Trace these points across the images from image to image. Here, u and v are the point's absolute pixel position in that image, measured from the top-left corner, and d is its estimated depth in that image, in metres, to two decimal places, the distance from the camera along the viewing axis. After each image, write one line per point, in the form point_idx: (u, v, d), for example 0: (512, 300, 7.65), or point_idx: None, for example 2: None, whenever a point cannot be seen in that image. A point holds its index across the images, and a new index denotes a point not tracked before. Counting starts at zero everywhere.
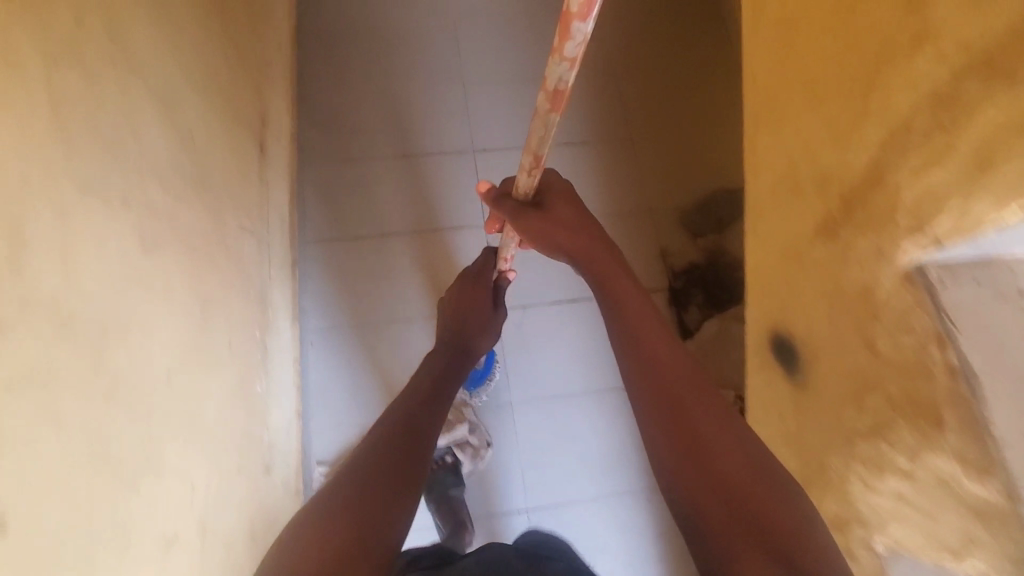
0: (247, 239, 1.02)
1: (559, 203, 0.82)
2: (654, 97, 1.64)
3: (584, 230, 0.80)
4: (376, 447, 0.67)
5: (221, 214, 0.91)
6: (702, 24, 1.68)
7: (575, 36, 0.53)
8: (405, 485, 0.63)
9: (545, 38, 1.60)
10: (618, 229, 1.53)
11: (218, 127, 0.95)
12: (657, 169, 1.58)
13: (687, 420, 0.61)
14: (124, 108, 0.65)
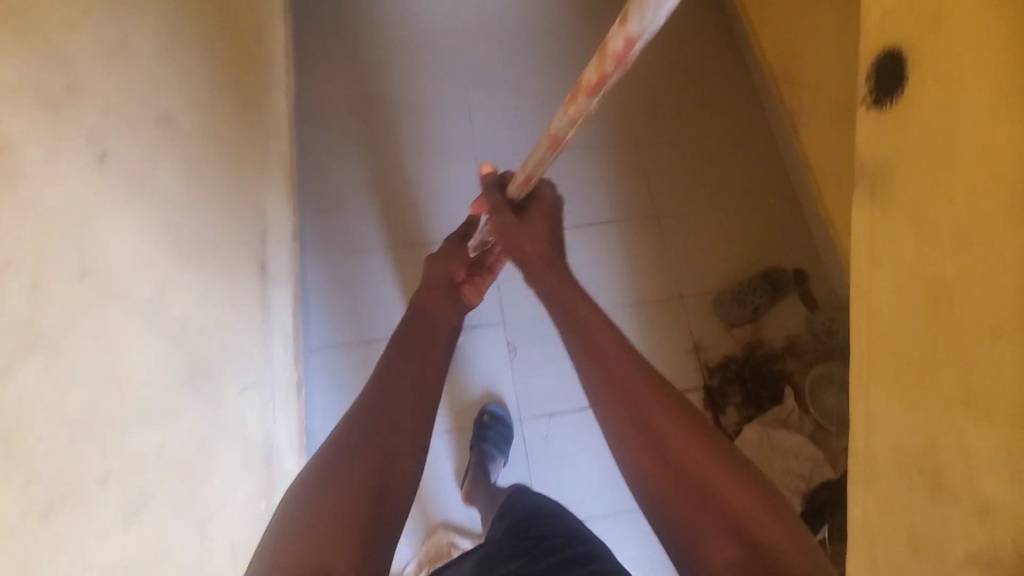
0: (248, 387, 0.93)
1: (533, 214, 0.84)
2: (676, 169, 1.55)
3: (547, 236, 0.83)
4: (363, 431, 0.57)
5: (219, 378, 0.82)
6: (734, 89, 1.60)
7: (580, 105, 0.63)
8: (394, 482, 0.55)
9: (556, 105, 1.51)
10: (647, 321, 1.42)
11: (216, 271, 0.87)
12: (686, 250, 1.49)
13: (645, 412, 0.61)
14: (99, 336, 0.55)
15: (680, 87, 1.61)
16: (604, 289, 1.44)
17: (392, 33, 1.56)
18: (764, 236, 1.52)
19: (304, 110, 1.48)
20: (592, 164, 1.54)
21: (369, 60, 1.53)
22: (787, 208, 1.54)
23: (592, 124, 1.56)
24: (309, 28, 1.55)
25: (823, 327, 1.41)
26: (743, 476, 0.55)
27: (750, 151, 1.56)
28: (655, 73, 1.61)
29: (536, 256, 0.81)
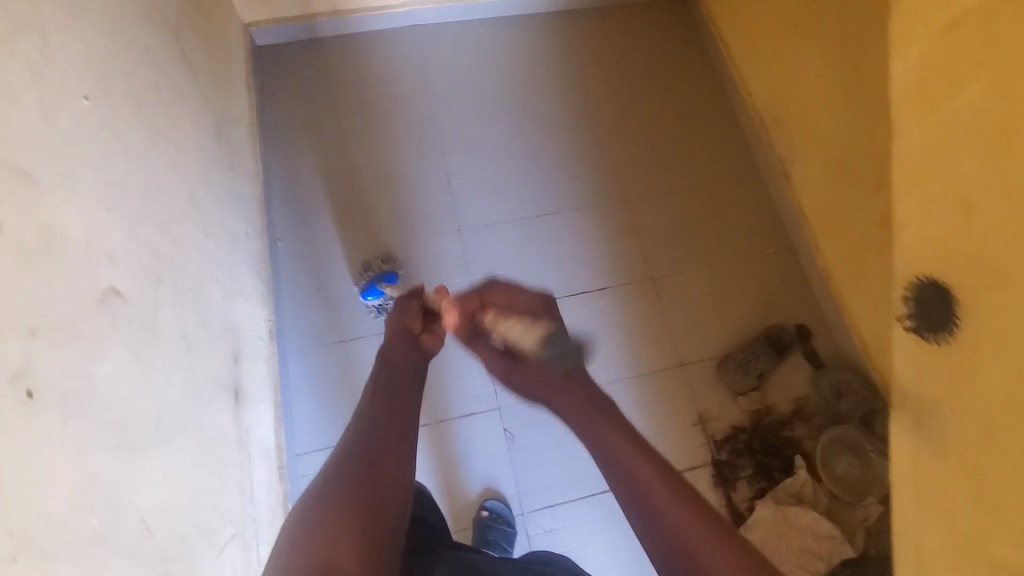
0: (231, 532, 0.87)
1: (505, 297, 0.75)
2: (668, 223, 1.50)
3: (535, 322, 0.72)
4: (342, 475, 0.58)
5: (196, 541, 0.77)
6: (722, 138, 1.56)
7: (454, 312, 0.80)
8: (379, 517, 0.55)
9: (538, 170, 1.52)
10: (649, 394, 1.35)
11: (191, 418, 0.82)
12: (684, 313, 1.43)
13: (649, 497, 0.57)
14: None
15: (666, 138, 1.56)
16: (602, 363, 1.37)
17: (366, 107, 1.55)
18: (764, 292, 1.47)
19: (280, 192, 1.46)
20: (582, 227, 1.48)
21: (343, 136, 1.52)
22: (785, 262, 1.50)
23: (577, 185, 1.52)
24: (280, 107, 1.53)
25: (833, 390, 1.34)
26: (729, 539, 0.54)
27: (744, 203, 1.52)
28: (639, 126, 1.57)
29: (519, 338, 0.71)
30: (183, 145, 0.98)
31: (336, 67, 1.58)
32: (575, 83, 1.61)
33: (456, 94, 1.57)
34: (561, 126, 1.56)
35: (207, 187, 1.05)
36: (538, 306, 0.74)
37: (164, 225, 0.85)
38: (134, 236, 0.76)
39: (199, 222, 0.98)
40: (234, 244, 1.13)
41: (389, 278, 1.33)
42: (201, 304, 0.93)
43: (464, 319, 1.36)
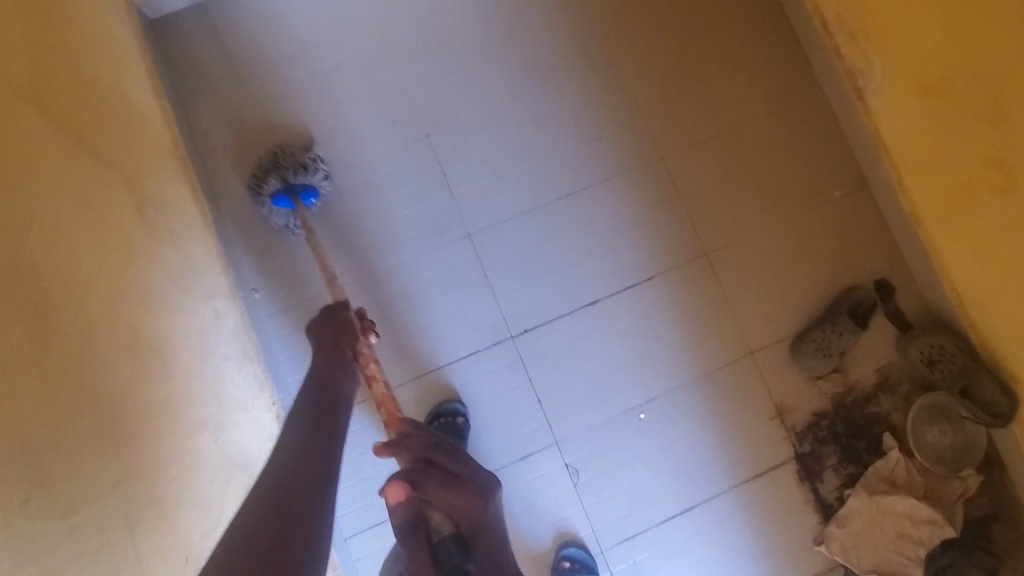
0: None
1: (447, 463, 0.84)
2: (717, 178, 1.23)
3: (466, 497, 0.82)
4: (293, 440, 0.73)
5: None
6: (775, 54, 1.24)
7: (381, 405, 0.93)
8: (301, 506, 0.62)
9: (548, 135, 1.21)
10: (719, 395, 1.19)
11: None
12: (749, 289, 1.21)
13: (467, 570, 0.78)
14: None
15: (701, 66, 1.24)
16: (662, 368, 1.18)
17: (315, 84, 1.19)
18: (837, 246, 1.23)
19: (235, 222, 1.15)
20: (616, 202, 1.21)
21: (296, 130, 1.18)
22: (860, 203, 1.24)
23: (602, 147, 1.22)
24: (205, 104, 1.17)
25: (924, 357, 1.17)
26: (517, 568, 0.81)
27: (806, 138, 1.24)
28: (666, 53, 1.23)
29: (447, 502, 0.81)
30: (98, 263, 0.71)
31: (263, 32, 1.19)
32: (576, 3, 1.23)
33: (428, 45, 1.21)
34: (568, 69, 1.22)
35: (150, 299, 0.80)
36: (472, 482, 0.83)
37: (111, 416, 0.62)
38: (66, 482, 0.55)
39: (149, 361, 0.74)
40: (202, 344, 0.89)
41: (304, 195, 1.11)
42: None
43: (499, 347, 1.17)
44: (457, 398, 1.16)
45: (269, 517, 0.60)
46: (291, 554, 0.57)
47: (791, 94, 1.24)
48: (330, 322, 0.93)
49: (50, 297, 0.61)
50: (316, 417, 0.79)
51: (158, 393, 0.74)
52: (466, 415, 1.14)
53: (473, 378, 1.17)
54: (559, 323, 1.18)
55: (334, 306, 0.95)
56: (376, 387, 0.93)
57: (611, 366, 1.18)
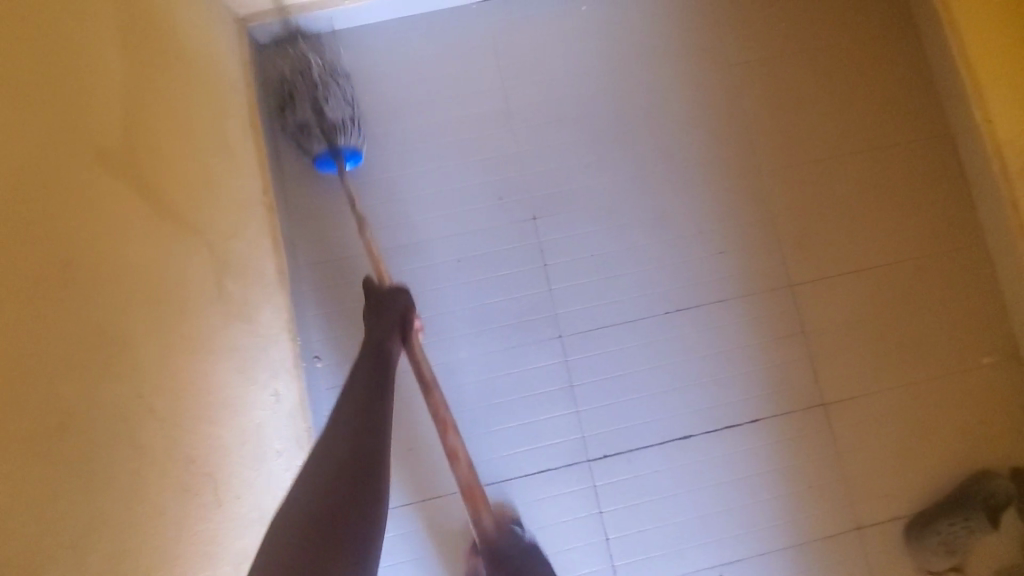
0: None
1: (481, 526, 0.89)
2: (847, 317, 1.08)
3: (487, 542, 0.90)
4: (349, 410, 0.75)
5: None
6: (930, 192, 1.11)
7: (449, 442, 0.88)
8: (363, 458, 0.69)
9: (661, 238, 1.09)
10: (812, 570, 1.03)
11: None
12: (864, 453, 1.06)
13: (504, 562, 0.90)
14: None
15: (844, 191, 1.11)
16: (751, 526, 1.03)
17: (423, 142, 1.10)
18: (974, 422, 1.07)
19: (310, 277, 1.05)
20: (728, 327, 1.08)
21: (393, 188, 1.09)
22: (1008, 376, 1.07)
23: (722, 261, 1.09)
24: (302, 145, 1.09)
25: None
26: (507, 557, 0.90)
27: (954, 291, 1.09)
28: (807, 171, 1.12)
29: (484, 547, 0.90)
30: (188, 352, 0.64)
31: (378, 79, 1.11)
32: (716, 100, 1.13)
33: (548, 119, 1.11)
34: (697, 170, 1.11)
35: (216, 394, 0.68)
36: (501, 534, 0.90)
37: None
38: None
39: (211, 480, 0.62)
40: (263, 443, 0.77)
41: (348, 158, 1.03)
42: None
43: (571, 469, 1.03)
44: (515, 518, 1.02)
45: (336, 491, 0.65)
46: (366, 478, 0.67)
47: (942, 239, 1.10)
48: (389, 309, 0.88)
49: (82, 434, 0.48)
50: (366, 386, 0.79)
51: (202, 530, 0.60)
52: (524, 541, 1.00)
53: (536, 500, 1.03)
54: (643, 454, 1.04)
55: (390, 289, 0.89)
56: (421, 365, 0.88)
57: (694, 514, 1.03)
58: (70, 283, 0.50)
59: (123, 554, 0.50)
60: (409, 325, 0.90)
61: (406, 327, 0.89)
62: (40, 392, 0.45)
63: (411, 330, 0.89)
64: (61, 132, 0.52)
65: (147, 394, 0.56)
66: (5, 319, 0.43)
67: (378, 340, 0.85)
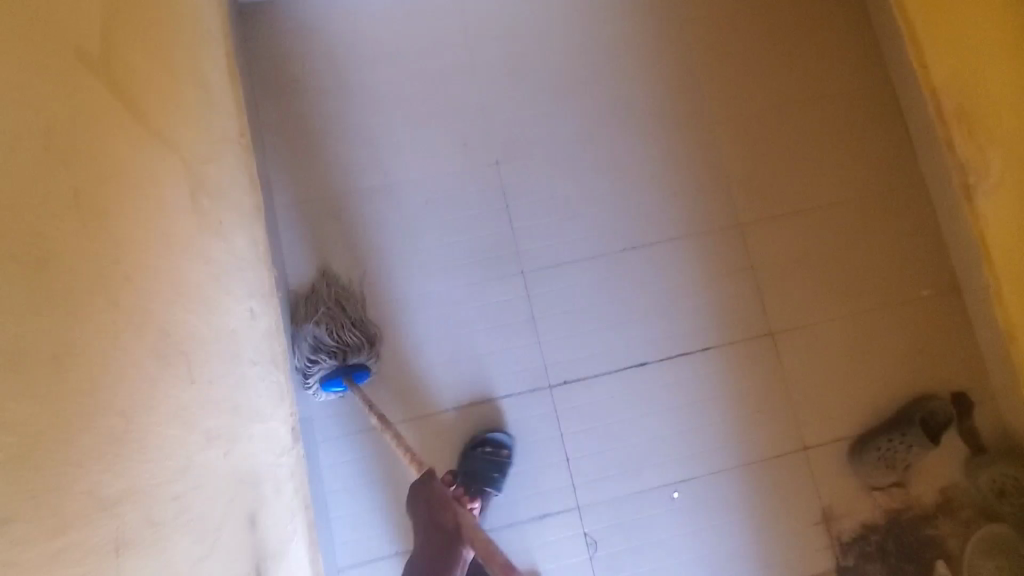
0: None
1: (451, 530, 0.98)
2: (793, 254, 1.16)
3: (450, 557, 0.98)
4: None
5: None
6: (871, 136, 1.19)
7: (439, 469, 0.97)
8: None
9: (618, 181, 1.16)
10: (762, 489, 1.09)
11: None
12: (811, 378, 1.13)
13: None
14: None
15: (790, 136, 1.18)
16: (705, 447, 1.10)
17: (394, 93, 1.17)
18: (913, 348, 1.15)
19: (289, 220, 1.13)
20: (680, 264, 1.15)
21: (366, 136, 1.16)
22: (942, 305, 1.16)
23: (675, 202, 1.16)
24: (279, 99, 1.17)
25: (993, 486, 1.06)
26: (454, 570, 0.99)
27: (893, 228, 1.17)
28: (755, 118, 1.19)
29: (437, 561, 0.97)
30: (173, 247, 0.72)
31: (352, 34, 1.19)
32: (670, 52, 1.20)
33: (513, 71, 1.18)
34: (652, 118, 1.18)
35: (190, 286, 0.74)
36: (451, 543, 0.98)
37: (124, 426, 0.56)
38: (65, 510, 0.46)
39: (186, 358, 0.68)
40: (234, 346, 0.83)
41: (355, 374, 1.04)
42: (204, 486, 0.67)
43: (534, 395, 1.10)
44: (503, 429, 1.09)
45: None
46: None
47: (883, 179, 1.18)
48: (423, 500, 0.93)
49: (97, 280, 0.56)
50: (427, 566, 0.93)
51: (192, 397, 0.68)
52: (510, 448, 1.07)
53: (501, 424, 1.09)
54: (602, 380, 1.11)
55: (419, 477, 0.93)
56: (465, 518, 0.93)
57: (649, 436, 1.10)
58: (72, 157, 0.56)
59: (141, 385, 0.59)
60: (435, 486, 0.93)
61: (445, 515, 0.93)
62: (57, 239, 0.52)
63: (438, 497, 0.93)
64: (58, 30, 0.59)
65: (132, 267, 0.62)
66: (43, 167, 0.52)
67: (432, 524, 0.94)
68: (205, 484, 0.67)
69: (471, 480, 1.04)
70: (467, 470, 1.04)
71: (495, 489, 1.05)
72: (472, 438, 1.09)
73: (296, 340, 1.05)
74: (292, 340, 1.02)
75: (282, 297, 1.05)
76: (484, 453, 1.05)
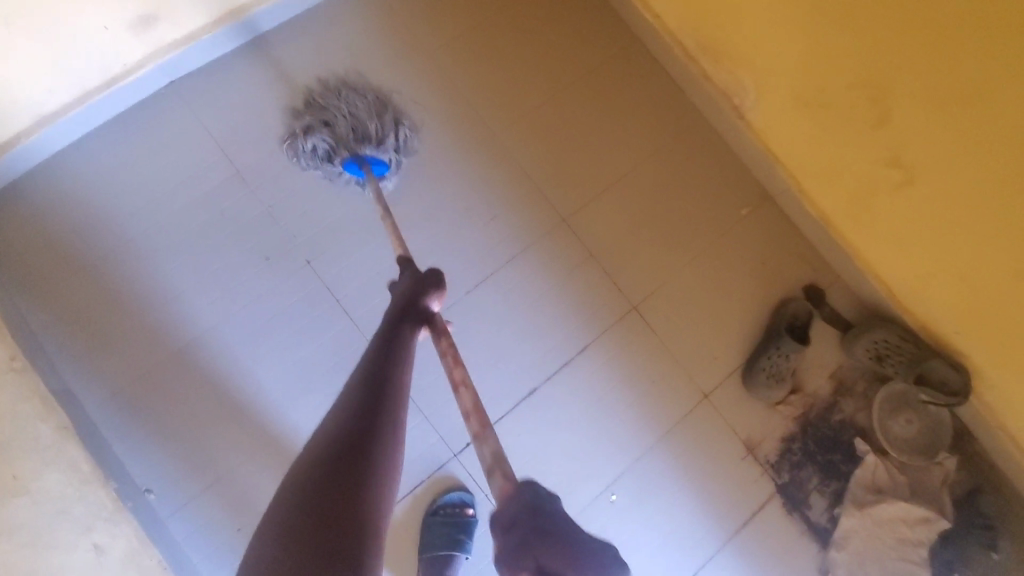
0: None
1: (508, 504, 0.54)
2: (621, 224, 1.19)
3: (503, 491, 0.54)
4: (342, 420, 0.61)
5: None
6: (641, 91, 1.24)
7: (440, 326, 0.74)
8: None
9: (438, 227, 1.14)
10: (686, 447, 1.12)
11: None
12: (686, 330, 1.17)
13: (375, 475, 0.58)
14: None
15: (574, 121, 1.21)
16: (623, 435, 1.12)
17: (172, 235, 1.07)
18: (757, 264, 1.21)
19: (113, 413, 1.00)
20: (529, 277, 1.15)
21: (159, 292, 1.05)
22: (765, 215, 1.23)
23: (499, 224, 1.16)
24: (44, 293, 1.03)
25: (872, 354, 1.16)
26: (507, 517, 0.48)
27: (695, 165, 1.23)
28: (537, 115, 1.21)
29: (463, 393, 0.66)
30: None
31: (97, 194, 1.06)
32: (434, 85, 1.19)
33: (284, 166, 1.11)
34: (441, 156, 1.17)
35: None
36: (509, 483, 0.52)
37: None
38: None
39: None
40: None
41: (373, 165, 1.04)
42: None
43: (444, 468, 1.06)
44: (460, 486, 1.05)
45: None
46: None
47: (667, 123, 1.24)
48: (418, 290, 0.74)
49: None
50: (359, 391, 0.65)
51: None
52: (473, 505, 1.03)
53: (441, 491, 1.05)
54: (504, 424, 1.10)
55: (426, 275, 0.76)
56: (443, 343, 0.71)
57: (569, 450, 1.10)
58: None
59: None
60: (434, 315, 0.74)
61: (429, 313, 0.74)
62: None
63: (430, 319, 0.74)
64: None
65: None
66: None
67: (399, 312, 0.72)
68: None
69: (437, 549, 0.99)
70: (431, 539, 1.00)
71: (464, 550, 1.00)
72: (430, 502, 1.04)
73: (390, 128, 1.05)
74: (351, 92, 1.06)
75: (131, 504, 0.92)
76: (446, 517, 1.01)
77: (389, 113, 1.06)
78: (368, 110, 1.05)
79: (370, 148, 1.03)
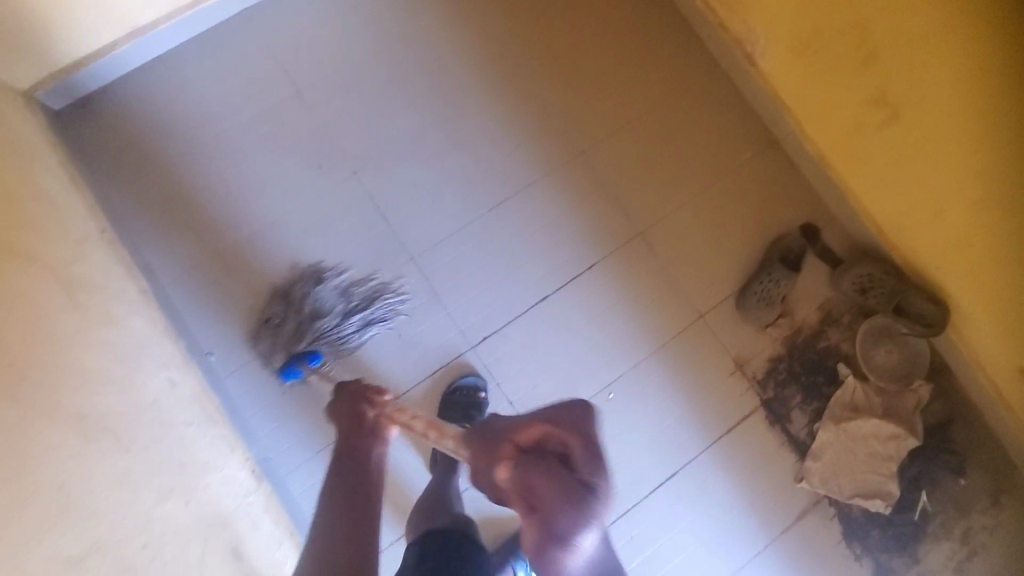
0: None
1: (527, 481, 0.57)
2: (633, 158, 1.31)
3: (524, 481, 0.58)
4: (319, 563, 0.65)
5: None
6: (661, 38, 1.35)
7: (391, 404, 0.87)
8: None
9: (467, 150, 1.28)
10: (678, 359, 1.25)
11: None
12: (686, 256, 1.28)
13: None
14: None
15: (597, 63, 1.33)
16: (621, 344, 1.25)
17: (237, 142, 1.23)
18: (758, 201, 1.31)
19: (183, 288, 1.17)
20: (547, 201, 1.28)
21: (224, 190, 1.21)
22: (769, 158, 1.33)
23: (522, 153, 1.29)
24: (128, 184, 1.20)
25: (857, 287, 1.25)
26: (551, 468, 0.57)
27: (706, 109, 1.33)
28: (563, 56, 1.33)
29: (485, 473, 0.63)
30: None
31: (176, 103, 1.23)
32: (472, 25, 1.32)
33: (336, 89, 1.26)
34: (474, 89, 1.29)
35: (36, 386, 0.76)
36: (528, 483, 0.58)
37: None
38: None
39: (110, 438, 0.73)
40: None
41: (311, 357, 1.13)
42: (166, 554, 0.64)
43: (461, 358, 1.22)
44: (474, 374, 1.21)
45: None
46: None
47: (683, 70, 1.34)
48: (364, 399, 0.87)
49: None
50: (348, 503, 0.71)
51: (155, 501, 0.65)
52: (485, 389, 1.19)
53: (459, 377, 1.21)
54: (516, 326, 1.24)
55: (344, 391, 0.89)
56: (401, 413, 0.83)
57: (571, 353, 1.24)
58: None
59: None
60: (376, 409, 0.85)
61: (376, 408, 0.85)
62: None
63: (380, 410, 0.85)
64: None
65: None
66: None
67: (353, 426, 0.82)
68: (44, 559, 0.69)
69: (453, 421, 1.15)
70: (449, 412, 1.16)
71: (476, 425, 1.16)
72: (449, 385, 1.20)
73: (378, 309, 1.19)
74: (319, 285, 1.18)
75: (197, 359, 1.09)
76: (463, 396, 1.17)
77: (344, 293, 1.19)
78: (339, 296, 1.19)
79: (316, 338, 1.15)
